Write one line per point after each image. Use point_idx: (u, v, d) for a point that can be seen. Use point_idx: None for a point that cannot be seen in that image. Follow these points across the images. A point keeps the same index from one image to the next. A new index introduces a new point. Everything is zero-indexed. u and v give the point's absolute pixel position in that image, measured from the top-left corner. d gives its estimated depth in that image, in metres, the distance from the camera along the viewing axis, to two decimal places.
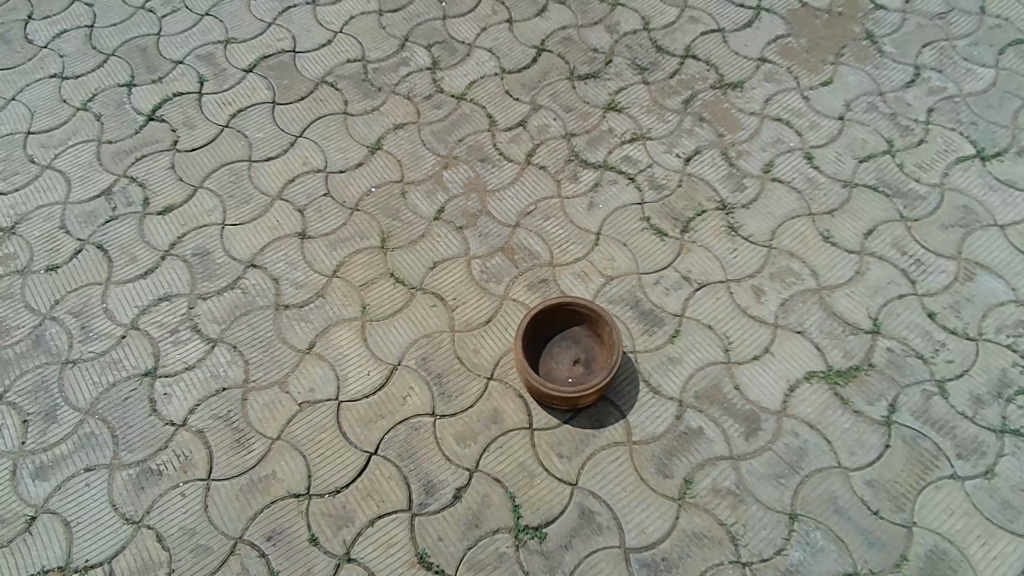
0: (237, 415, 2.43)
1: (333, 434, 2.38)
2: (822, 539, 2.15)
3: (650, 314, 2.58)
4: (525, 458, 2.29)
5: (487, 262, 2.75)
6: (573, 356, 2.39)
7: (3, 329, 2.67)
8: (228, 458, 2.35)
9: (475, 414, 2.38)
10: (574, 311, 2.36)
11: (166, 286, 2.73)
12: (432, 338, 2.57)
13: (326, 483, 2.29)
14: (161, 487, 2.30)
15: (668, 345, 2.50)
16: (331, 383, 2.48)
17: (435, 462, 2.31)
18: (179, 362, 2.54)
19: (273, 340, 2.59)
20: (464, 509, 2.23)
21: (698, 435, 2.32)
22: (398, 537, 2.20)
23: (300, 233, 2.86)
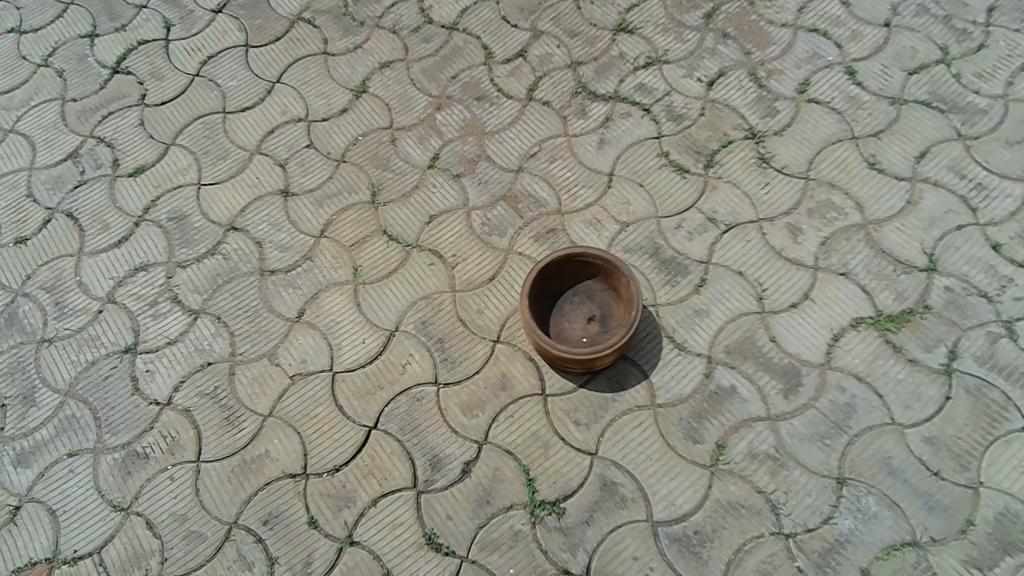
0: (224, 391, 2.22)
1: (328, 408, 2.17)
2: (875, 504, 1.93)
3: (672, 262, 2.31)
4: (539, 427, 2.07)
5: (488, 212, 2.49)
6: (587, 313, 2.14)
7: None
8: (217, 438, 2.13)
9: (483, 381, 2.16)
10: (585, 263, 2.10)
11: (144, 254, 2.52)
12: (431, 301, 2.34)
13: (322, 462, 2.07)
14: (148, 471, 2.10)
15: (693, 296, 2.24)
16: (323, 353, 2.27)
17: (440, 435, 2.09)
18: (160, 336, 2.34)
19: (259, 310, 2.38)
20: (474, 485, 2.01)
21: (731, 395, 2.08)
22: (403, 518, 1.98)
23: (283, 191, 2.61)
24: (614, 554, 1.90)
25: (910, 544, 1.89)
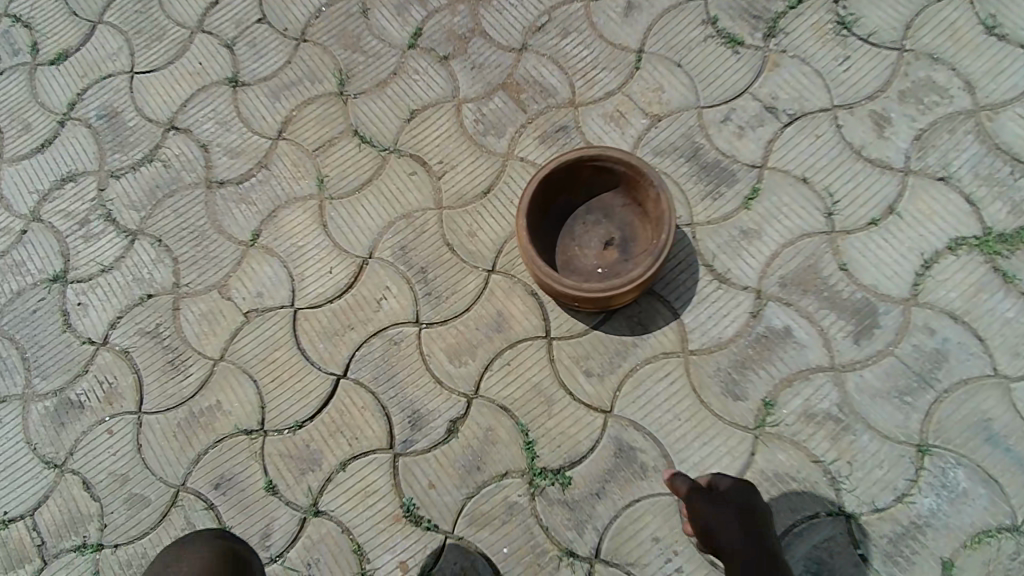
0: (168, 330, 1.86)
1: (289, 352, 1.80)
2: (966, 479, 1.53)
3: (716, 166, 1.80)
4: (541, 379, 1.69)
5: (482, 105, 1.97)
6: (604, 236, 1.67)
7: None
8: (161, 385, 1.80)
9: (473, 321, 1.77)
10: (601, 170, 1.60)
11: (72, 163, 2.11)
12: (410, 220, 1.89)
13: (282, 417, 1.73)
14: (83, 423, 1.79)
15: (742, 211, 1.75)
16: (283, 284, 1.87)
17: (421, 386, 1.73)
18: (93, 263, 1.97)
19: (207, 231, 1.97)
20: (461, 447, 1.66)
21: (784, 339, 1.65)
22: (377, 485, 1.65)
23: (231, 80, 2.12)
24: (631, 533, 1.57)
25: (1009, 530, 1.50)
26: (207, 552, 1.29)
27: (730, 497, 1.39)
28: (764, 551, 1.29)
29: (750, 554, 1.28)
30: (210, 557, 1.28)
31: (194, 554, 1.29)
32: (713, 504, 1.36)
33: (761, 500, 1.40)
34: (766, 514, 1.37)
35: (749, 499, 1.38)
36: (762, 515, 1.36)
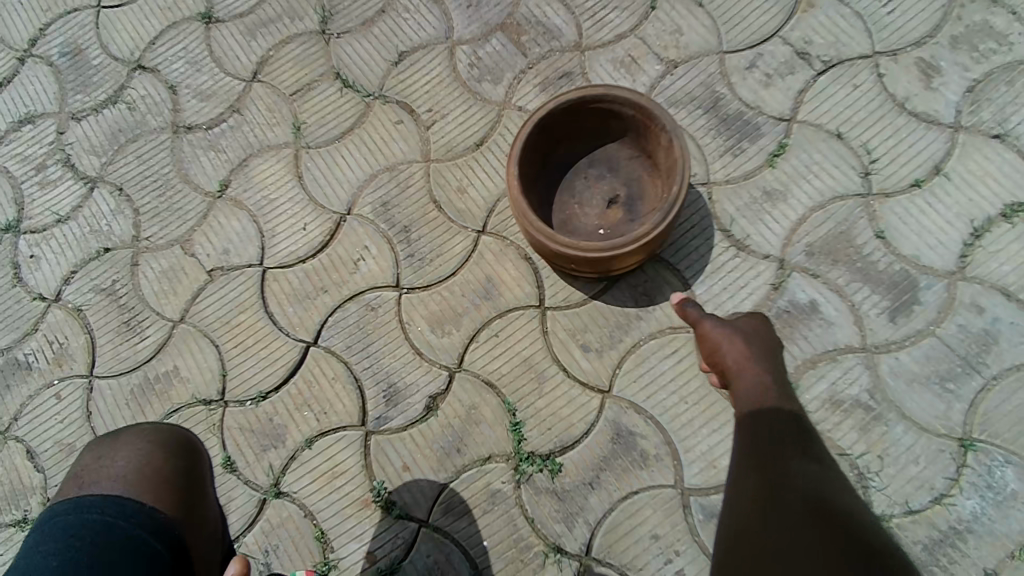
0: (125, 287, 1.69)
1: (256, 316, 1.63)
2: (1015, 480, 1.34)
3: (738, 120, 1.59)
4: (533, 353, 1.52)
5: (478, 48, 1.76)
6: (608, 193, 1.49)
7: None
8: (115, 348, 1.65)
9: (458, 287, 1.58)
10: (607, 115, 1.42)
11: (31, 103, 1.91)
12: (394, 172, 1.70)
13: (246, 387, 1.57)
14: (31, 386, 1.64)
15: (766, 170, 1.55)
16: (251, 241, 1.69)
17: (398, 357, 1.55)
18: (48, 211, 1.80)
19: (171, 180, 1.78)
20: (441, 427, 1.49)
21: (810, 316, 1.45)
22: (346, 466, 1.49)
23: (204, 16, 1.91)
24: (628, 529, 1.40)
25: None
26: (148, 440, 1.13)
27: (734, 322, 1.35)
28: (788, 398, 1.21)
29: (775, 397, 1.20)
30: (152, 447, 1.12)
31: (133, 441, 1.12)
32: (717, 325, 1.33)
33: (768, 329, 1.35)
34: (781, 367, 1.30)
35: (756, 326, 1.34)
36: (781, 368, 1.28)
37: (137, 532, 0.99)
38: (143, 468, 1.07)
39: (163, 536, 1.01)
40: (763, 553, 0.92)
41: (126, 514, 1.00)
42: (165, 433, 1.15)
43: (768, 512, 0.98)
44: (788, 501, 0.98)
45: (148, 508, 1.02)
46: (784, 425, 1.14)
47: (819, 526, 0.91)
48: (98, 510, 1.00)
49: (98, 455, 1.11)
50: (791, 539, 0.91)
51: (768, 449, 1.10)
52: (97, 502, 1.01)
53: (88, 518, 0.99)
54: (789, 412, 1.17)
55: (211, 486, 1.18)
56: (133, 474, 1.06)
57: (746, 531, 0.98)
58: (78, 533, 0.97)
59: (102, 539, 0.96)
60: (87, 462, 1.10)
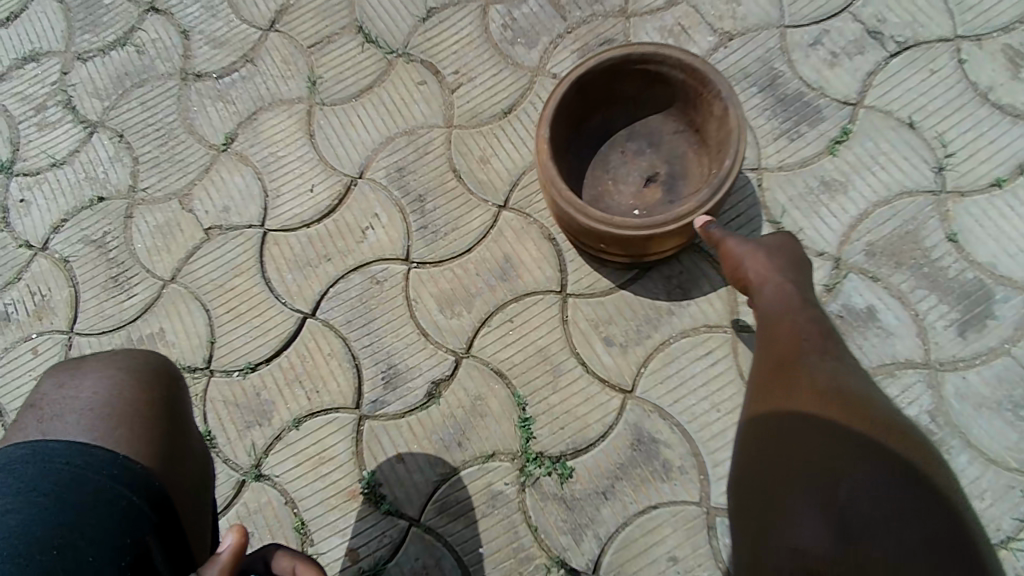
0: (115, 240, 1.57)
1: (251, 281, 1.50)
2: None
3: (797, 102, 1.43)
4: (549, 343, 1.37)
5: (513, 9, 1.61)
6: (647, 169, 1.34)
7: None
8: (99, 305, 1.53)
9: (472, 266, 1.44)
10: (653, 79, 1.27)
11: (37, 39, 1.75)
12: (412, 136, 1.55)
13: (235, 356, 1.44)
14: (8, 337, 1.54)
15: (826, 159, 1.39)
16: (254, 200, 1.56)
17: (402, 337, 1.41)
18: (43, 154, 1.67)
19: (175, 130, 1.65)
20: (442, 417, 1.35)
21: (868, 325, 1.30)
22: (335, 451, 1.36)
23: None
24: (643, 547, 1.25)
25: None
26: (117, 367, 0.96)
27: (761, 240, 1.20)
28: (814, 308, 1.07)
29: (799, 307, 1.06)
30: (123, 376, 0.95)
31: (99, 370, 0.96)
32: (741, 242, 1.19)
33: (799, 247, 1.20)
34: (808, 278, 1.16)
35: (786, 243, 1.19)
36: (810, 285, 1.14)
37: (110, 486, 0.84)
38: (113, 406, 0.91)
39: (142, 488, 0.86)
40: (775, 454, 0.84)
41: (95, 467, 0.85)
42: (137, 358, 0.99)
43: (781, 409, 0.89)
44: (804, 399, 0.88)
45: (122, 458, 0.87)
46: (805, 330, 1.00)
47: (840, 423, 0.83)
48: (63, 463, 0.85)
49: (59, 385, 0.95)
50: (804, 436, 0.83)
51: (783, 350, 0.99)
52: (60, 451, 0.86)
53: (50, 471, 0.84)
54: (813, 322, 1.03)
55: (195, 418, 1.02)
56: (103, 414, 0.90)
57: (760, 433, 0.90)
58: (40, 488, 0.82)
59: (71, 496, 0.82)
60: (46, 393, 0.94)
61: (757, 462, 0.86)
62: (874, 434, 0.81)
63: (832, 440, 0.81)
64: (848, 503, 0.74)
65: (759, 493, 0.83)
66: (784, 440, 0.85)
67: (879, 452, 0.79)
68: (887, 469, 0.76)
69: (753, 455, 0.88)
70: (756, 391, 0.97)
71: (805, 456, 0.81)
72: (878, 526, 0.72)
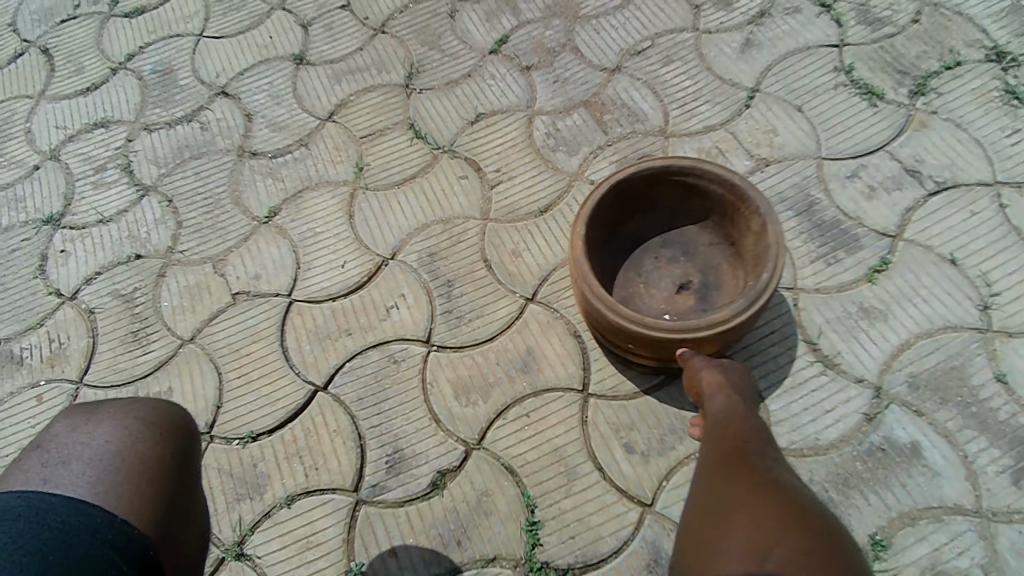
0: (143, 297, 1.59)
1: (269, 349, 1.47)
2: None
3: (832, 228, 1.45)
4: (564, 443, 1.31)
5: (558, 120, 1.69)
6: (680, 277, 1.34)
7: None
8: (113, 358, 1.51)
9: (493, 355, 1.41)
10: (692, 191, 1.29)
11: (111, 109, 1.89)
12: (448, 225, 1.58)
13: (240, 424, 1.39)
14: (16, 382, 1.52)
15: (864, 286, 1.38)
16: (286, 271, 1.57)
17: (412, 421, 1.36)
18: (93, 211, 1.73)
19: (222, 199, 1.71)
20: (444, 511, 1.28)
21: (912, 462, 1.23)
22: (325, 536, 1.27)
23: (297, 56, 1.89)
24: None
25: None
26: (135, 417, 0.87)
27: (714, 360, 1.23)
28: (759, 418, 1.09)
29: (744, 416, 1.07)
30: (139, 427, 0.86)
31: (115, 418, 0.86)
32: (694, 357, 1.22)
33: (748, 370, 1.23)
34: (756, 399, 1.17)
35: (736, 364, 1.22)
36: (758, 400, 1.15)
37: (104, 551, 0.72)
38: (122, 460, 0.81)
39: (137, 556, 0.74)
40: (715, 549, 0.82)
41: (90, 528, 0.73)
42: (157, 409, 0.89)
43: (721, 502, 0.89)
44: (738, 490, 0.88)
45: (119, 521, 0.76)
46: (746, 434, 1.02)
47: (771, 505, 0.83)
48: (57, 521, 0.73)
49: (70, 430, 0.85)
50: (740, 526, 0.82)
51: (725, 448, 0.99)
52: (56, 507, 0.74)
53: (41, 528, 0.71)
54: (758, 433, 1.03)
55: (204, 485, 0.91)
56: (111, 466, 0.80)
57: (698, 528, 0.89)
58: (26, 546, 0.69)
59: (58, 559, 0.69)
60: (56, 436, 0.85)
61: (694, 557, 0.85)
62: (801, 514, 0.81)
63: (760, 522, 0.80)
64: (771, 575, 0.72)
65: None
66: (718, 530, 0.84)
67: (804, 529, 0.78)
68: (810, 543, 0.75)
69: (693, 552, 0.86)
70: (698, 492, 0.97)
71: (736, 539, 0.80)
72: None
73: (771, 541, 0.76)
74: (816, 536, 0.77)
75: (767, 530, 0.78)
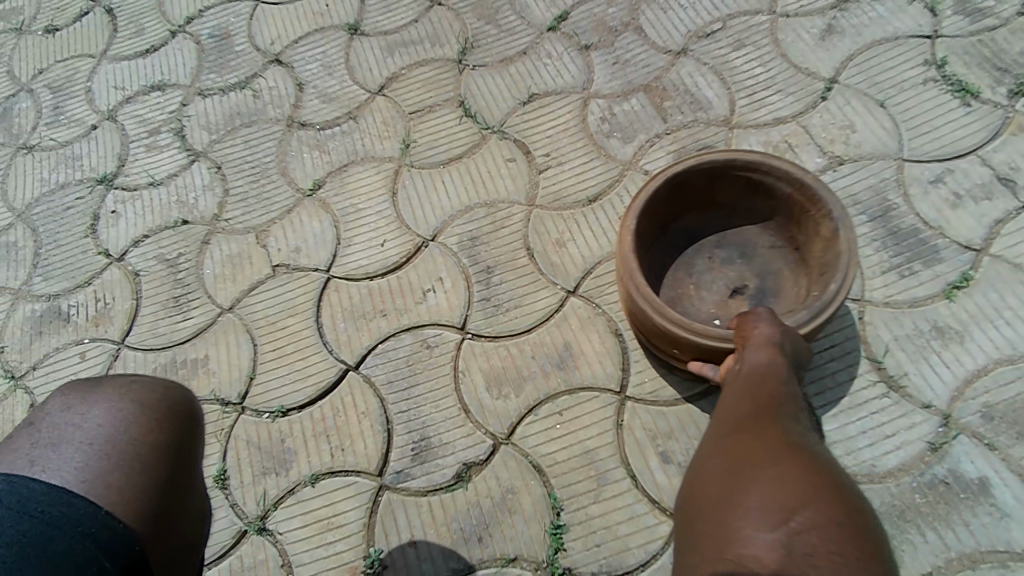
0: (187, 262, 1.59)
1: (304, 324, 1.46)
2: None
3: (909, 238, 1.32)
4: (596, 445, 1.26)
5: (615, 104, 1.60)
6: (734, 280, 1.26)
7: None
8: (154, 322, 1.53)
9: (529, 347, 1.36)
10: (756, 188, 1.20)
11: (167, 72, 1.89)
12: (492, 209, 1.53)
13: (271, 398, 1.39)
14: (62, 338, 1.55)
15: (940, 303, 1.26)
16: (326, 246, 1.55)
17: (441, 409, 1.32)
18: (144, 173, 1.75)
19: (269, 169, 1.69)
20: (467, 505, 1.24)
21: (978, 499, 1.13)
22: (346, 519, 1.26)
23: (351, 26, 1.85)
24: None
25: None
26: (131, 399, 0.85)
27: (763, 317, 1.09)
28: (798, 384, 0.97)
29: (786, 378, 0.94)
30: (135, 412, 0.83)
31: (112, 400, 0.84)
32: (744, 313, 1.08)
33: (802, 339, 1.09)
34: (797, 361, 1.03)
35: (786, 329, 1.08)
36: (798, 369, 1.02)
37: (85, 546, 0.70)
38: (113, 447, 0.79)
39: (121, 553, 0.71)
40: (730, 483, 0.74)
41: (72, 520, 0.72)
42: (155, 392, 0.87)
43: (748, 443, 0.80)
44: (772, 441, 0.78)
45: (104, 513, 0.74)
46: (786, 394, 0.90)
47: (806, 463, 0.73)
48: (37, 510, 0.72)
49: (64, 409, 0.84)
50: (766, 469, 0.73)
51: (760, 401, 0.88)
52: (38, 496, 0.73)
53: (20, 518, 0.70)
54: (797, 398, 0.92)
55: (202, 468, 0.88)
56: (99, 453, 0.79)
57: (717, 464, 0.80)
58: (3, 537, 0.68)
59: (34, 553, 0.68)
60: (50, 415, 0.84)
61: (703, 491, 0.77)
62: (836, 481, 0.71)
63: (794, 474, 0.70)
64: (796, 531, 0.64)
65: (704, 521, 0.73)
66: (743, 467, 0.75)
67: (839, 496, 0.68)
68: (844, 513, 0.66)
69: (705, 481, 0.79)
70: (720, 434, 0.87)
71: (759, 480, 0.71)
72: (823, 562, 0.61)
73: (802, 498, 0.67)
74: (847, 507, 0.67)
75: (800, 482, 0.69)
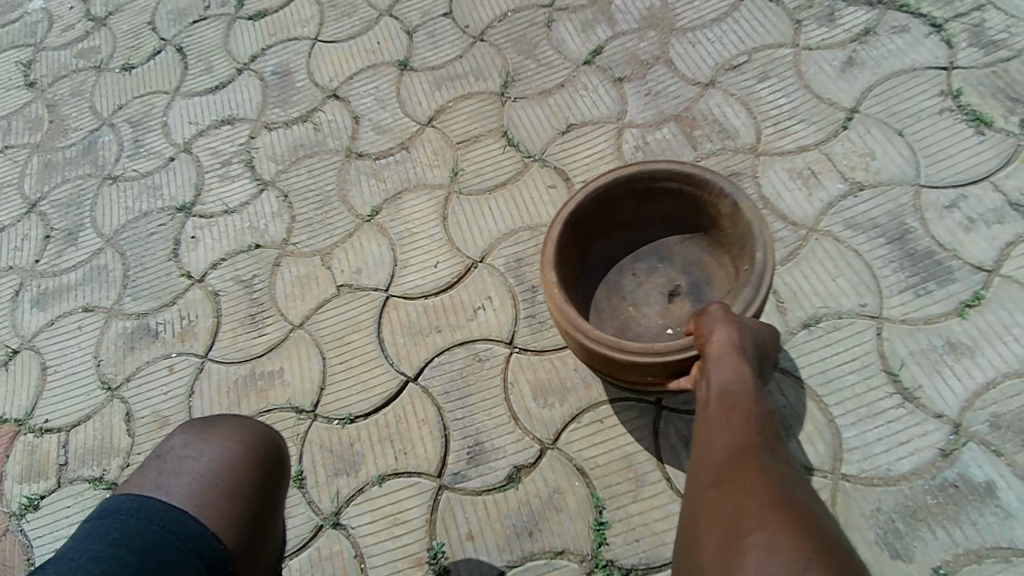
0: (261, 283, 1.77)
1: (367, 339, 1.62)
2: None
3: (925, 258, 1.43)
4: (634, 450, 1.38)
5: (647, 133, 1.73)
6: (666, 285, 1.38)
7: (60, 127, 2.19)
8: (234, 337, 1.71)
9: (571, 360, 1.49)
10: (647, 196, 1.32)
11: (235, 108, 2.08)
12: (535, 233, 1.67)
13: (340, 406, 1.55)
14: (151, 352, 1.74)
15: (953, 320, 1.36)
16: (385, 267, 1.71)
17: (493, 417, 1.47)
18: (219, 202, 1.93)
19: (331, 197, 1.86)
20: (518, 503, 1.38)
21: (986, 501, 1.23)
22: (410, 515, 1.41)
23: (402, 63, 2.02)
24: None
25: None
26: (237, 441, 0.98)
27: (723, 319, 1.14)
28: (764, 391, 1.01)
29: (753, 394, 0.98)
30: (240, 451, 0.97)
31: (222, 439, 0.98)
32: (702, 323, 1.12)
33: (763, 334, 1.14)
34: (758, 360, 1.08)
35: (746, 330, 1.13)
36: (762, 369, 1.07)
37: (193, 561, 0.84)
38: (221, 480, 0.93)
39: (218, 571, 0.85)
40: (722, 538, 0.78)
41: (186, 537, 0.86)
42: (254, 434, 1.01)
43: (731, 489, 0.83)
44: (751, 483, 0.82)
45: (210, 533, 0.88)
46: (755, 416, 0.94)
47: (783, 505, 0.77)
48: (160, 525, 0.86)
49: (184, 443, 0.97)
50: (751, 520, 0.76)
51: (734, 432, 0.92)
52: (162, 512, 0.88)
53: (147, 530, 0.85)
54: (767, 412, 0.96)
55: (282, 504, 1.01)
56: (211, 484, 0.92)
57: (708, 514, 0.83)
58: (133, 545, 0.83)
59: (155, 561, 0.82)
60: (173, 445, 0.97)
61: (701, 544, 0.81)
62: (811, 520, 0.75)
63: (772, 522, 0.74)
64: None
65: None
66: (728, 520, 0.79)
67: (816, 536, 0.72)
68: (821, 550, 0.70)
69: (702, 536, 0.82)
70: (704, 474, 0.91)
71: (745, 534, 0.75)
72: None
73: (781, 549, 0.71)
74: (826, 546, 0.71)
75: (778, 532, 0.73)
